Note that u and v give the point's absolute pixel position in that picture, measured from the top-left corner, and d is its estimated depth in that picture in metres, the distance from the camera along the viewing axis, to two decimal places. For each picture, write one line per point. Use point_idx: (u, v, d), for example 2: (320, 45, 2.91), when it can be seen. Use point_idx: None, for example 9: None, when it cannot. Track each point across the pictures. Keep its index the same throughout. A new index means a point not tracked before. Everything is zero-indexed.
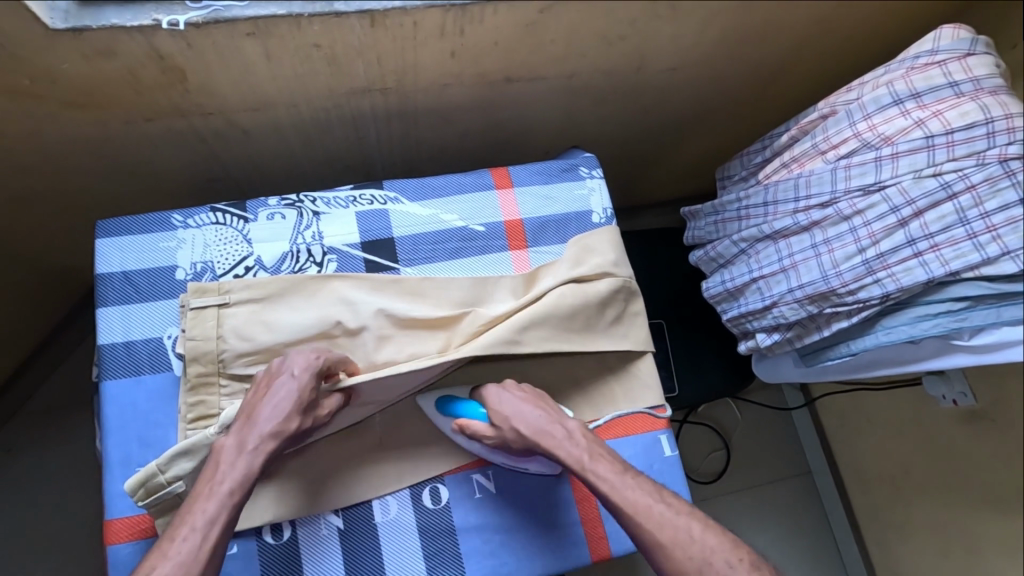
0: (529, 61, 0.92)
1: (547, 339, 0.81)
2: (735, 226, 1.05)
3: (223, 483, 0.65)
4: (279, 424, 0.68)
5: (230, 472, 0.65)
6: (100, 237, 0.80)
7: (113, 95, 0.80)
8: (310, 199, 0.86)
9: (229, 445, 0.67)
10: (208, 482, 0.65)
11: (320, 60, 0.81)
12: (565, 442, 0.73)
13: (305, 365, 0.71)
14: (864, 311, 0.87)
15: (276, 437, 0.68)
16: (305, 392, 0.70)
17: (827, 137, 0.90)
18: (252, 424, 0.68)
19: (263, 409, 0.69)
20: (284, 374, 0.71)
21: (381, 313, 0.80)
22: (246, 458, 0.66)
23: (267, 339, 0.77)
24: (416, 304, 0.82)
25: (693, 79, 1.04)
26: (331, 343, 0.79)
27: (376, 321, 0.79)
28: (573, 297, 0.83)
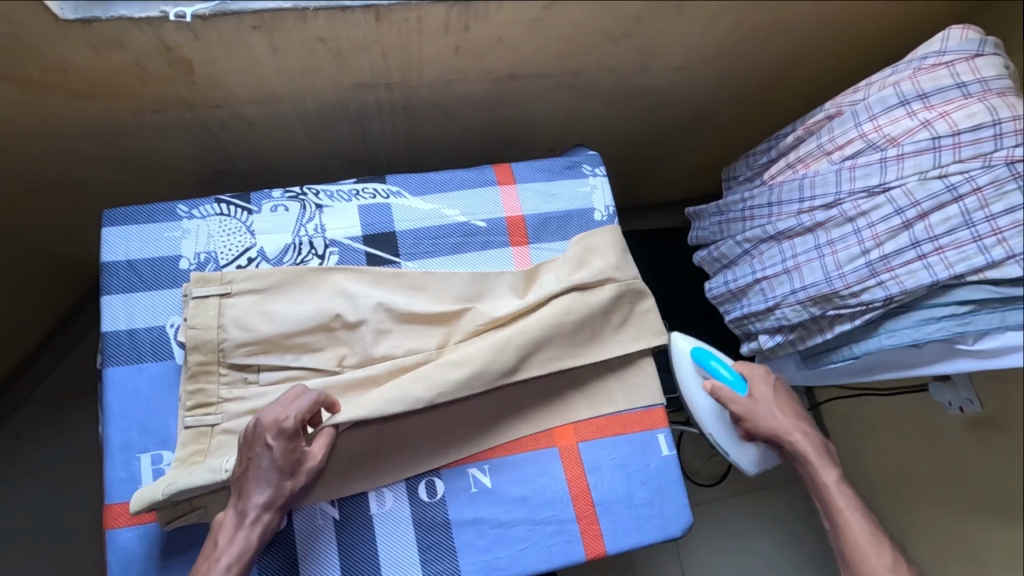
0: (534, 58, 0.92)
1: (552, 355, 0.82)
2: (739, 227, 1.05)
3: (224, 563, 0.66)
4: (269, 492, 0.69)
5: (230, 551, 0.67)
6: (107, 226, 0.81)
7: (122, 86, 0.81)
8: (313, 191, 0.87)
9: (227, 520, 0.68)
10: (207, 560, 0.66)
11: (325, 54, 0.82)
12: (829, 463, 0.85)
13: (276, 428, 0.69)
14: (867, 314, 0.86)
15: (271, 505, 0.69)
16: (287, 458, 0.69)
17: (833, 138, 0.89)
18: (243, 498, 0.68)
19: (250, 484, 0.68)
20: (260, 443, 0.69)
21: (382, 306, 0.80)
22: (244, 532, 0.67)
23: (268, 330, 0.77)
24: (416, 298, 0.82)
25: (699, 79, 1.04)
26: (330, 335, 0.80)
27: (376, 315, 0.80)
28: (575, 297, 0.84)
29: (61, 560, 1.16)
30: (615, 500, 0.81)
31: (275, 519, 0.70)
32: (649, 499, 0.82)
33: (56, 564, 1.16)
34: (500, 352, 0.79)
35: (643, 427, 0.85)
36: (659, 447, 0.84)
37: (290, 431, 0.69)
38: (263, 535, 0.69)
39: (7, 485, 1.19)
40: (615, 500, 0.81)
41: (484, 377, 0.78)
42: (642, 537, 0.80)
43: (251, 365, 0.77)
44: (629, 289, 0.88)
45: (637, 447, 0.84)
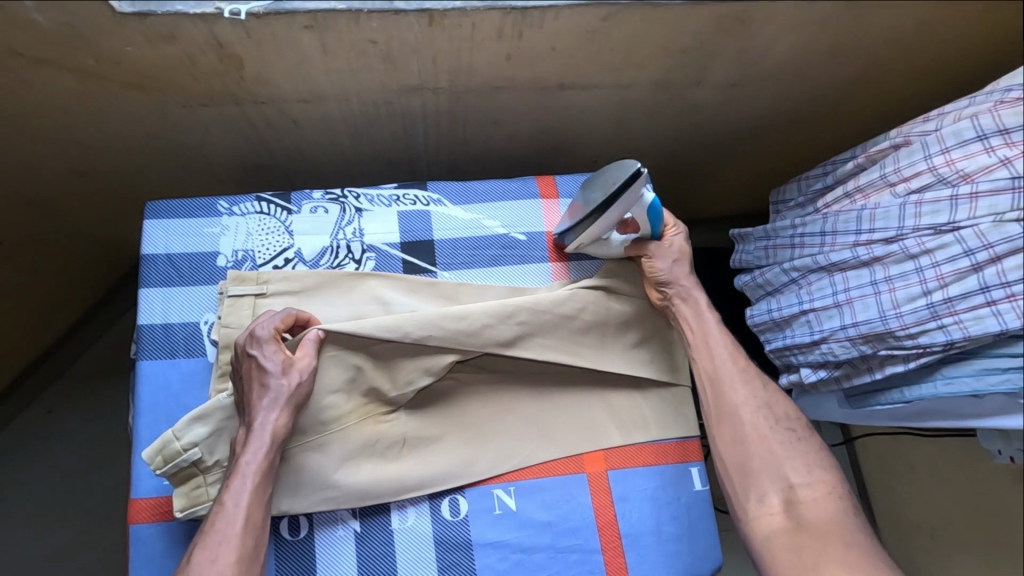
0: (586, 69, 0.89)
1: (557, 344, 0.81)
2: (787, 254, 1.00)
3: (247, 461, 0.67)
4: (267, 393, 0.69)
5: (248, 449, 0.67)
6: (149, 218, 0.81)
7: (171, 79, 0.81)
8: (354, 195, 0.85)
9: (240, 434, 0.69)
10: (231, 468, 0.68)
11: (375, 56, 0.81)
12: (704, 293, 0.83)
13: (254, 338, 0.71)
14: (923, 357, 0.82)
15: (276, 405, 0.69)
16: (273, 355, 0.70)
17: (898, 169, 0.84)
18: (247, 409, 0.69)
19: (248, 394, 0.69)
20: (247, 356, 0.71)
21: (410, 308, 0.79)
22: (257, 436, 0.68)
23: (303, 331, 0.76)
24: (447, 302, 0.81)
25: (755, 97, 1.00)
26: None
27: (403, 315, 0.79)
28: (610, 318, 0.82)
29: (83, 537, 1.18)
30: (643, 534, 0.78)
31: (285, 418, 0.69)
32: (679, 536, 0.79)
33: (78, 541, 1.17)
34: (501, 319, 0.78)
35: (676, 459, 0.82)
36: (692, 481, 0.81)
37: (265, 335, 0.71)
38: (276, 433, 0.68)
39: (36, 459, 1.21)
40: (643, 533, 0.78)
41: (482, 339, 0.77)
42: None
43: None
44: (657, 309, 0.87)
45: (668, 479, 0.80)
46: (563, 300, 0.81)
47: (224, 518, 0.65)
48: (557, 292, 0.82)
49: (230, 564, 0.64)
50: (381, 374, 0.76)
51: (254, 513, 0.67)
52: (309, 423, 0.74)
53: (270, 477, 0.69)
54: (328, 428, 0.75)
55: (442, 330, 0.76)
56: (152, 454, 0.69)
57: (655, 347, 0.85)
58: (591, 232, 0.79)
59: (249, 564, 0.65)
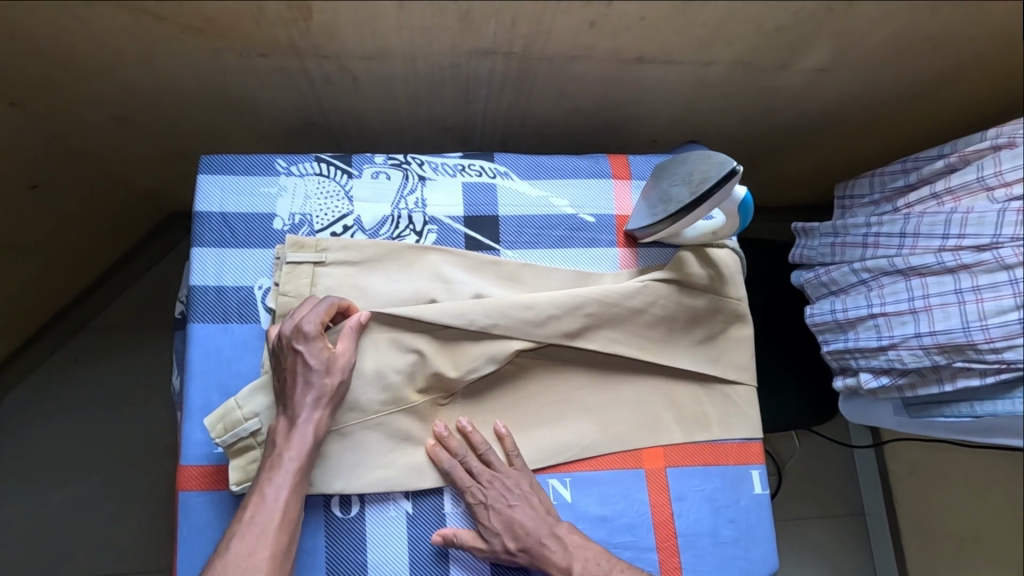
0: (670, 42, 0.83)
1: (622, 336, 0.77)
2: (858, 253, 0.96)
3: (290, 454, 0.65)
4: (313, 392, 0.66)
5: (291, 447, 0.65)
6: (203, 172, 0.77)
7: (233, 25, 0.75)
8: (417, 162, 0.81)
9: (280, 427, 0.66)
10: (268, 465, 0.65)
11: (453, 14, 0.75)
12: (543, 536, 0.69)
13: (301, 332, 0.67)
14: (1003, 373, 0.79)
15: (319, 404, 0.67)
16: (319, 354, 0.67)
17: (999, 172, 0.79)
18: (288, 401, 0.66)
19: (291, 388, 0.66)
20: (291, 350, 0.67)
21: (476, 293, 0.75)
22: (300, 432, 0.65)
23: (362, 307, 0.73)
24: (514, 289, 0.77)
25: (840, 83, 0.94)
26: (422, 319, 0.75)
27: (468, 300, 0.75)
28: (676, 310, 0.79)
29: (107, 488, 1.17)
30: (699, 535, 0.76)
31: (327, 417, 0.68)
32: (735, 540, 0.76)
33: (102, 491, 1.17)
34: (565, 307, 0.75)
35: (737, 461, 0.79)
36: (751, 484, 0.79)
37: (315, 330, 0.67)
38: (319, 432, 0.67)
39: (60, 408, 1.19)
40: (698, 534, 0.76)
41: (546, 327, 0.74)
42: None
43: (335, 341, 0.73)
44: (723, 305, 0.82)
45: (728, 481, 0.78)
46: (635, 292, 0.77)
47: (264, 504, 0.63)
48: (627, 284, 0.77)
49: (267, 557, 0.61)
50: (444, 358, 0.73)
51: (293, 505, 0.64)
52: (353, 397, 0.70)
53: (307, 474, 0.66)
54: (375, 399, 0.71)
55: (512, 325, 0.73)
56: (212, 424, 0.68)
57: (721, 343, 0.81)
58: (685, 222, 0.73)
59: (282, 561, 0.63)
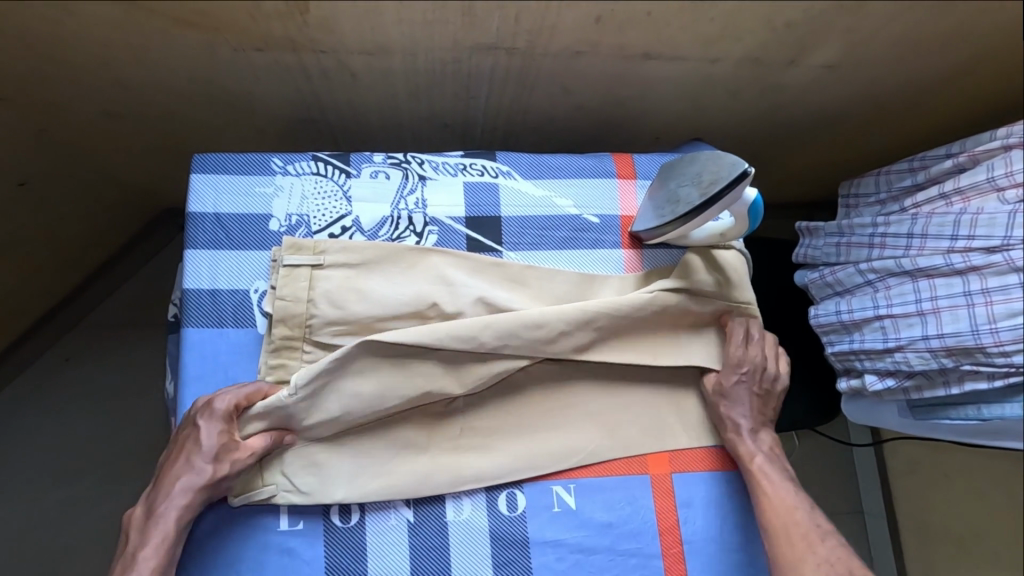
0: (677, 39, 0.81)
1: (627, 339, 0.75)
2: (864, 253, 0.95)
3: (150, 540, 0.63)
4: (190, 477, 0.64)
5: (152, 531, 0.64)
6: (196, 172, 0.74)
7: (226, 18, 0.73)
8: (418, 161, 0.79)
9: (148, 506, 0.65)
10: (128, 545, 0.64)
11: (455, 8, 0.73)
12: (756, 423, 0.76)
13: (209, 408, 0.66)
14: (1011, 376, 0.78)
15: (190, 490, 0.64)
16: (210, 438, 0.65)
17: (1011, 173, 0.78)
18: (166, 481, 0.65)
19: (174, 467, 0.65)
20: (188, 427, 0.66)
21: (480, 298, 0.73)
22: (165, 516, 0.64)
23: (361, 310, 0.70)
24: (519, 293, 0.75)
25: (848, 80, 0.92)
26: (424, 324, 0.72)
27: (472, 306, 0.73)
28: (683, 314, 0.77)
29: (100, 490, 1.15)
30: (705, 541, 0.75)
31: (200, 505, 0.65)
32: (741, 547, 0.75)
33: (95, 493, 1.14)
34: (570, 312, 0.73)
35: (743, 466, 0.78)
36: None
37: (220, 411, 0.66)
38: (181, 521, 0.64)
39: (51, 409, 1.16)
40: (703, 541, 0.75)
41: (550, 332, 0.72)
42: None
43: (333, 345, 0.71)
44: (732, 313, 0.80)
45: (734, 487, 0.77)
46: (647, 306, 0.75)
47: None
48: (637, 297, 0.75)
49: None
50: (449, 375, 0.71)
51: None
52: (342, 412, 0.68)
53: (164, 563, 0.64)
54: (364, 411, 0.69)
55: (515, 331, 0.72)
56: None
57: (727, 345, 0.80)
58: (692, 224, 0.71)
59: None
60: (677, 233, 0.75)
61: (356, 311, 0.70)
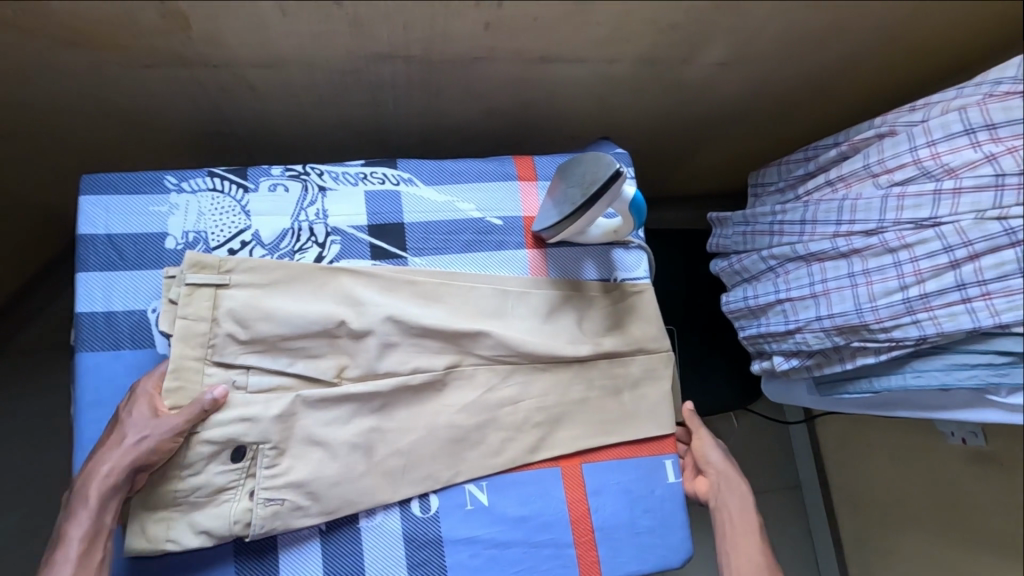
0: (570, 41, 0.84)
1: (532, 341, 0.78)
2: (766, 241, 0.99)
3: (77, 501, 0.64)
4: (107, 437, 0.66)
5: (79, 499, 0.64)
6: (84, 194, 0.73)
7: (109, 35, 0.72)
8: (317, 172, 0.79)
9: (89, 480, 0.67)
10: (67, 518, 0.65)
11: (342, 19, 0.73)
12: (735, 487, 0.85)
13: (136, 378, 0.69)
14: (895, 350, 0.82)
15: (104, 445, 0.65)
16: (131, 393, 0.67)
17: (882, 159, 0.82)
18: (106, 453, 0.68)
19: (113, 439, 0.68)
20: None
21: (390, 316, 0.73)
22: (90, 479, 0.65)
23: (268, 330, 0.69)
24: (429, 307, 0.76)
25: (742, 78, 0.96)
26: (332, 342, 0.72)
27: (382, 321, 0.73)
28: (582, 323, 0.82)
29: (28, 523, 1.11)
30: (616, 527, 0.78)
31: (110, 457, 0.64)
32: (651, 530, 0.78)
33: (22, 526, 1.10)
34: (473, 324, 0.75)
35: (651, 452, 0.81)
36: (666, 473, 0.81)
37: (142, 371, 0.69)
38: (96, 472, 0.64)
39: None
40: (614, 528, 0.77)
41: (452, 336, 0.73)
42: (640, 567, 0.77)
43: (237, 364, 0.69)
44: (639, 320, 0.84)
45: (643, 473, 0.80)
46: (552, 335, 0.80)
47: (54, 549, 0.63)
48: (541, 329, 0.80)
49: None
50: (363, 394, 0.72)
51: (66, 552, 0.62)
52: (268, 465, 0.68)
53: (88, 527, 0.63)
54: (282, 453, 0.69)
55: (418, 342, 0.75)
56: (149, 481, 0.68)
57: (629, 336, 0.83)
58: (583, 221, 0.74)
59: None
60: (571, 232, 0.77)
61: (264, 330, 0.69)
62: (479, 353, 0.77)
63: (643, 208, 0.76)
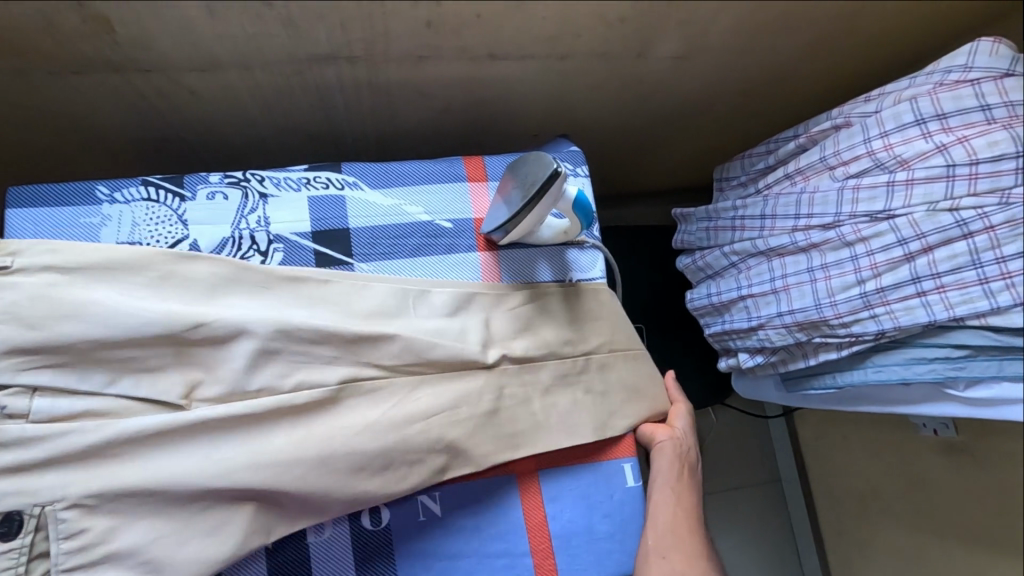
0: (518, 38, 0.82)
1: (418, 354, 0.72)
2: (728, 236, 0.97)
3: None
4: None
5: None
6: (11, 207, 0.71)
7: (30, 41, 0.69)
8: (258, 178, 0.77)
9: None
10: None
11: (274, 20, 0.71)
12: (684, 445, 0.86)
13: None
14: (855, 346, 0.81)
15: None
16: None
17: (837, 152, 0.81)
18: None
19: None
20: None
21: (276, 325, 0.67)
22: None
23: (75, 330, 0.62)
24: (318, 311, 0.71)
25: (698, 72, 0.94)
26: (179, 355, 0.66)
27: (264, 329, 0.67)
28: (474, 334, 0.75)
29: None
30: (574, 533, 0.76)
31: None
32: (612, 535, 0.77)
33: None
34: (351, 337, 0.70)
35: (609, 456, 0.80)
36: (625, 477, 0.79)
37: None
38: None
39: None
40: (570, 534, 0.76)
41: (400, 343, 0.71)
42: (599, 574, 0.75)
43: (19, 385, 0.62)
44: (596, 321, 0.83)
45: (601, 478, 0.78)
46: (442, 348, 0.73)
47: None
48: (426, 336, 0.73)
49: None
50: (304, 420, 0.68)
51: None
52: (64, 534, 0.59)
53: None
54: (89, 513, 0.60)
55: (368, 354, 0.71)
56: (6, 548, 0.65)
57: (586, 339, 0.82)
58: (531, 219, 0.72)
59: None
60: (521, 232, 0.75)
61: (64, 333, 0.62)
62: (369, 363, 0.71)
63: (590, 207, 0.76)
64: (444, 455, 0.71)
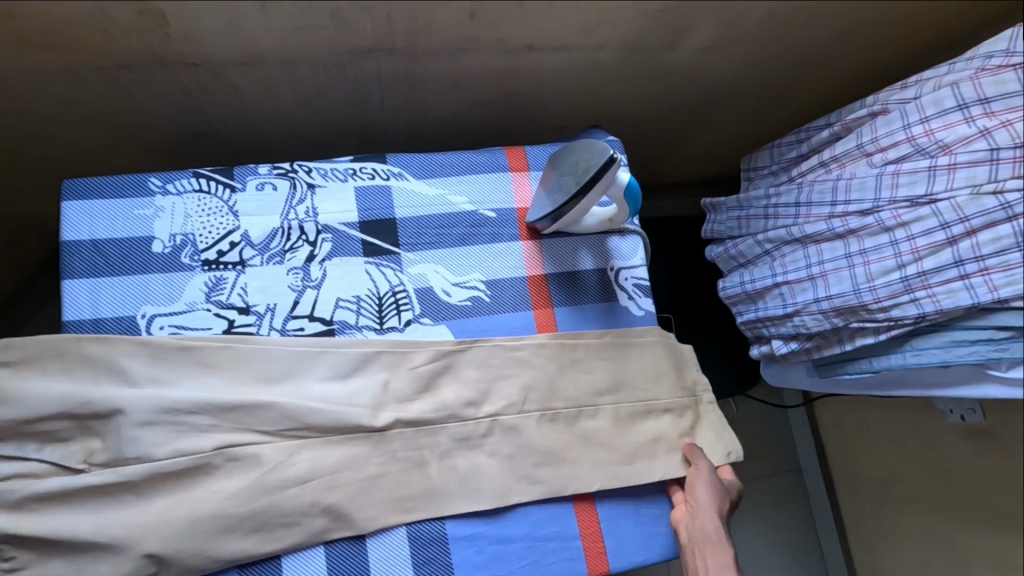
0: (557, 29, 0.82)
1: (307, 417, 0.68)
2: (761, 225, 0.99)
3: None
4: None
5: None
6: (67, 199, 0.72)
7: (82, 35, 0.70)
8: (305, 169, 0.78)
9: None
10: None
11: (322, 12, 0.72)
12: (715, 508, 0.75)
13: None
14: (894, 330, 0.82)
15: None
16: None
17: (876, 138, 0.82)
18: None
19: None
20: None
21: (158, 396, 0.65)
22: None
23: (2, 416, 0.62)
24: (209, 377, 0.68)
25: (731, 62, 0.95)
26: (82, 424, 0.65)
27: (145, 401, 0.65)
28: (363, 397, 0.70)
29: None
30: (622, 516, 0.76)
31: None
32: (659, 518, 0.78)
33: None
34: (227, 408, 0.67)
35: None
36: None
37: None
38: None
39: None
40: (620, 515, 0.76)
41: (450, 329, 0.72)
42: (647, 557, 0.75)
43: None
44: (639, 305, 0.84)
45: None
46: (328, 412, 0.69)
47: None
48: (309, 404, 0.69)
49: None
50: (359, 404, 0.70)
51: None
52: None
53: None
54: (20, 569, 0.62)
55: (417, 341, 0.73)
56: None
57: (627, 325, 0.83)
58: (584, 207, 0.73)
59: None
60: (571, 219, 0.76)
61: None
62: (259, 427, 0.68)
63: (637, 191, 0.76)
64: (452, 459, 0.72)
